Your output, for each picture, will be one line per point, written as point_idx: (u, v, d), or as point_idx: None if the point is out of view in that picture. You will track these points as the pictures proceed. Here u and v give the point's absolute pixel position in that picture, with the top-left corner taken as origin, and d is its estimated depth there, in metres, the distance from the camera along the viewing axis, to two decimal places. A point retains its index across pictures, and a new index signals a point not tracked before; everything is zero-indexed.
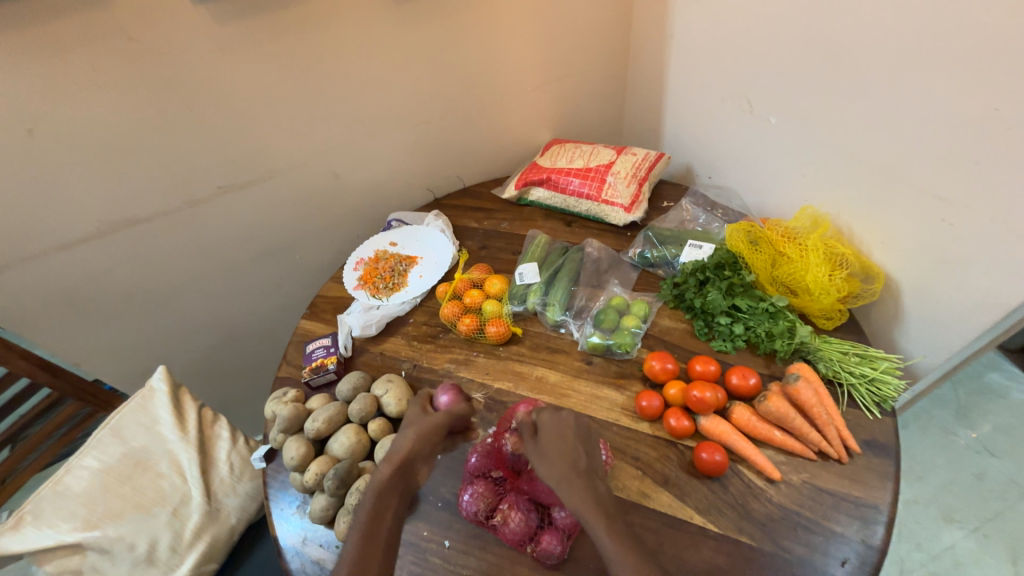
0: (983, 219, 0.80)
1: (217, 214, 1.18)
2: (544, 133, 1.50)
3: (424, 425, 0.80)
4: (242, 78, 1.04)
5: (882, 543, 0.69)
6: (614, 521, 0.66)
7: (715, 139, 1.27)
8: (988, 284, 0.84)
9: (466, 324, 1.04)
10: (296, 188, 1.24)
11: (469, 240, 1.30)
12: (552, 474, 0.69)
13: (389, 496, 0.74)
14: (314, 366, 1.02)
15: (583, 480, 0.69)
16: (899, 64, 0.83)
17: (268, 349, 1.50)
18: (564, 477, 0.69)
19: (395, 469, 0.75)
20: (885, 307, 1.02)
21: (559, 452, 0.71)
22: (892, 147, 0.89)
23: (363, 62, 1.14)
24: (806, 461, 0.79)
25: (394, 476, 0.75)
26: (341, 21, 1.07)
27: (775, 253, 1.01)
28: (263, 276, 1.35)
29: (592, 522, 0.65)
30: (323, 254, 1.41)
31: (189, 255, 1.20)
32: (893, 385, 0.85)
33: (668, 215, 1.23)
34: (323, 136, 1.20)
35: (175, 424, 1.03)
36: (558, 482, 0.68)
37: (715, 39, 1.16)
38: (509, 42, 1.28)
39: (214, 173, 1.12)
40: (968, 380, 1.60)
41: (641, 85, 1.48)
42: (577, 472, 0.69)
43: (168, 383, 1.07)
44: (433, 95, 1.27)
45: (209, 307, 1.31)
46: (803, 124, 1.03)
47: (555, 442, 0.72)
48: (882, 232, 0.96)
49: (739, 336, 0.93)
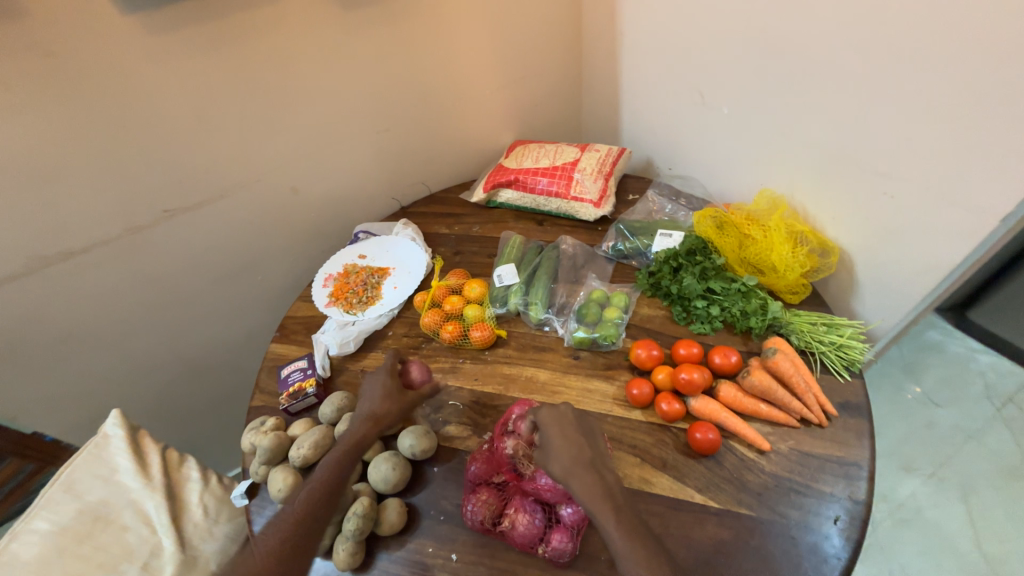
0: (919, 189, 0.88)
1: (165, 240, 1.09)
2: (505, 135, 1.50)
3: (382, 391, 0.88)
4: (183, 92, 0.97)
5: (867, 497, 0.74)
6: (625, 517, 0.67)
7: (672, 131, 1.33)
8: (928, 249, 0.91)
9: (449, 331, 1.02)
10: (252, 206, 1.18)
11: (442, 246, 1.28)
12: (557, 470, 0.71)
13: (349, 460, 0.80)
14: (291, 392, 0.97)
15: (587, 474, 0.70)
16: (836, 50, 0.90)
17: (235, 379, 1.41)
18: (568, 470, 0.70)
19: (362, 432, 0.83)
20: (841, 277, 1.09)
21: (563, 447, 0.73)
22: (835, 127, 0.96)
23: (315, 71, 1.10)
24: (791, 429, 0.83)
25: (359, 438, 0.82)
26: (288, 28, 1.02)
27: (740, 236, 1.06)
28: (224, 302, 1.27)
29: (601, 516, 0.67)
30: (288, 274, 1.34)
31: (138, 286, 1.11)
32: (859, 349, 0.91)
33: (636, 207, 1.26)
34: (278, 149, 1.14)
35: (137, 471, 0.95)
36: (564, 477, 0.70)
37: (663, 35, 1.21)
38: (463, 44, 1.28)
39: (161, 195, 1.04)
40: (911, 339, 1.75)
41: (595, 82, 1.51)
42: (578, 460, 0.72)
43: (124, 428, 0.99)
44: (391, 102, 1.25)
45: (163, 340, 1.21)
46: (752, 112, 1.09)
47: (559, 437, 0.74)
48: (833, 209, 1.03)
49: (716, 318, 0.97)
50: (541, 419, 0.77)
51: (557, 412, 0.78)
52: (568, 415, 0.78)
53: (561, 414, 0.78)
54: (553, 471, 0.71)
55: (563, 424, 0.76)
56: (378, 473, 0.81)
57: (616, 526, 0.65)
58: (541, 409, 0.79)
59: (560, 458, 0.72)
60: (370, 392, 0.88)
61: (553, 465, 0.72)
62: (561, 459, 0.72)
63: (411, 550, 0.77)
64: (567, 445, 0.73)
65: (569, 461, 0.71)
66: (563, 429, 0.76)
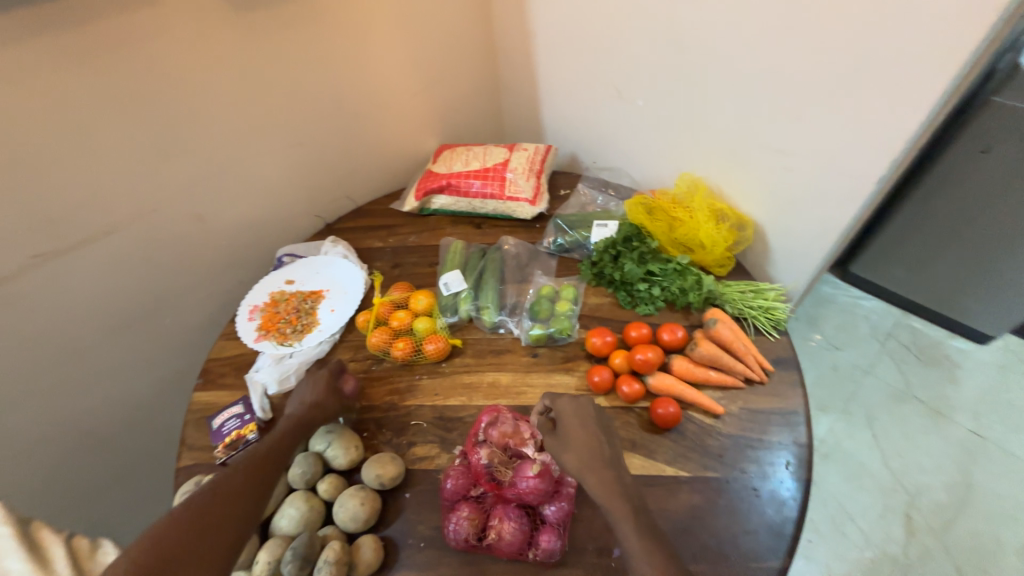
0: (812, 162, 1.00)
1: (38, 290, 0.92)
2: (429, 140, 1.47)
3: (319, 384, 0.88)
4: (43, 114, 0.82)
5: (808, 439, 0.83)
6: (641, 517, 0.65)
7: (592, 126, 1.38)
8: (824, 214, 1.04)
9: (400, 349, 0.97)
10: (149, 239, 1.03)
11: (379, 261, 1.22)
12: (573, 461, 0.71)
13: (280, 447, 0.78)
14: (228, 443, 0.88)
15: (606, 470, 0.70)
16: (730, 42, 0.99)
17: (151, 440, 1.23)
18: (587, 464, 0.70)
19: (298, 419, 0.83)
20: (756, 247, 1.21)
21: (581, 439, 0.73)
22: (737, 113, 1.06)
23: (209, 83, 0.99)
24: (738, 390, 0.90)
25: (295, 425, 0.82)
26: (171, 35, 0.91)
27: (668, 218, 1.13)
28: (127, 354, 1.09)
29: (614, 514, 0.65)
30: (204, 312, 1.20)
31: (8, 350, 0.92)
32: (782, 309, 1.01)
33: (569, 202, 1.30)
34: (174, 173, 1.01)
35: (36, 575, 0.76)
36: (580, 471, 0.69)
37: (574, 34, 1.26)
38: (376, 49, 1.23)
39: (26, 238, 0.87)
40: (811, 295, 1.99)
41: (513, 82, 1.53)
42: (597, 453, 0.71)
43: (11, 525, 0.79)
44: (303, 113, 1.16)
45: (50, 409, 1.02)
46: (663, 103, 1.17)
47: (578, 429, 0.74)
48: (743, 186, 1.14)
49: (658, 298, 1.02)
50: (558, 408, 0.78)
51: (577, 403, 0.78)
52: (588, 409, 0.77)
53: (581, 405, 0.78)
54: (570, 464, 0.70)
55: (584, 419, 0.76)
56: (346, 511, 0.75)
57: (629, 522, 0.64)
58: (562, 398, 0.79)
59: (580, 453, 0.71)
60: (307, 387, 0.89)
61: (568, 457, 0.71)
62: (580, 453, 0.71)
63: None
64: (586, 438, 0.73)
65: (588, 455, 0.71)
66: (582, 425, 0.75)
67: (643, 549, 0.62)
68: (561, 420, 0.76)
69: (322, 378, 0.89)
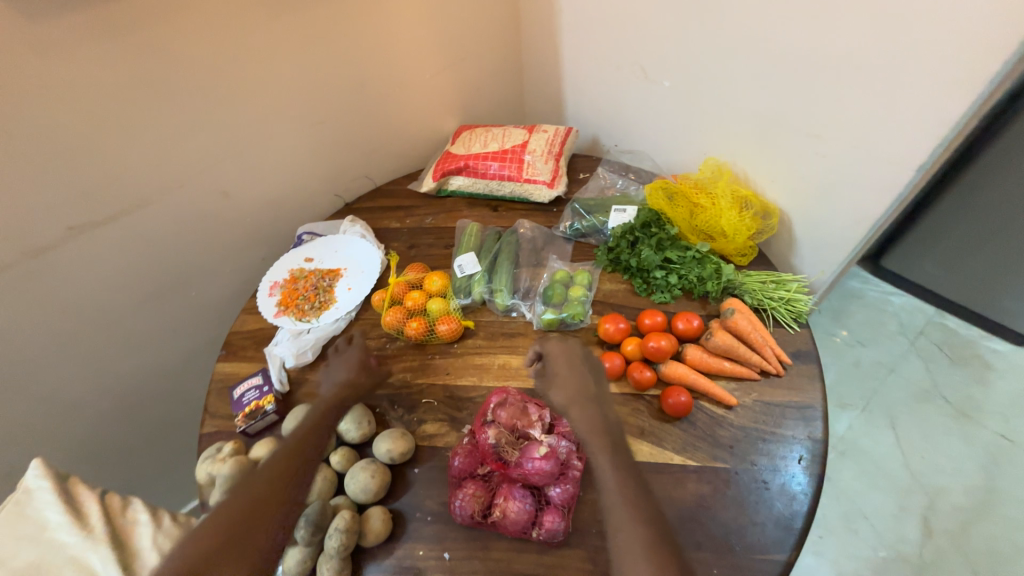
0: (847, 147, 0.95)
1: (74, 261, 0.96)
2: (449, 121, 1.46)
3: (353, 359, 0.92)
4: (76, 87, 0.85)
5: (823, 434, 0.81)
6: (618, 455, 0.73)
7: (616, 107, 1.35)
8: (856, 203, 0.99)
9: (413, 328, 0.98)
10: (176, 214, 1.06)
11: (396, 241, 1.22)
12: (561, 399, 0.81)
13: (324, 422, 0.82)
14: (248, 413, 0.89)
15: (587, 406, 0.80)
16: (765, 18, 0.94)
17: (178, 407, 1.29)
18: (569, 401, 0.81)
19: (339, 394, 0.86)
20: (781, 236, 1.16)
21: (567, 377, 0.84)
22: (768, 94, 1.01)
23: (233, 60, 1.00)
24: (753, 382, 0.88)
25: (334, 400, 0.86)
26: (197, 12, 0.92)
27: (690, 204, 1.10)
28: (155, 324, 1.14)
29: (592, 444, 0.74)
30: (227, 287, 1.23)
31: (46, 316, 0.97)
32: (804, 301, 0.98)
33: (588, 185, 1.27)
34: (200, 149, 1.03)
35: (73, 524, 0.84)
36: (566, 407, 0.80)
37: (601, 11, 1.21)
38: (398, 26, 1.21)
39: (63, 211, 0.91)
40: (838, 289, 1.92)
41: (535, 61, 1.50)
42: (580, 392, 0.82)
43: (50, 478, 0.87)
44: (325, 91, 1.16)
45: (85, 374, 1.07)
46: (691, 84, 1.13)
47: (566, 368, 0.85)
48: (770, 173, 1.10)
49: (675, 286, 1.00)
50: (549, 349, 0.89)
51: (565, 346, 0.89)
52: (576, 351, 0.88)
53: (570, 347, 0.89)
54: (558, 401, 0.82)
55: (572, 360, 0.86)
56: (356, 483, 0.77)
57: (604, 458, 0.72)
58: (553, 342, 0.90)
59: (569, 390, 0.82)
60: (340, 361, 0.92)
61: (555, 394, 0.82)
62: (568, 391, 0.82)
63: (399, 558, 0.74)
64: (571, 375, 0.84)
65: (577, 393, 0.81)
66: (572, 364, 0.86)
67: (614, 473, 0.70)
68: (551, 361, 0.87)
69: (353, 351, 0.93)
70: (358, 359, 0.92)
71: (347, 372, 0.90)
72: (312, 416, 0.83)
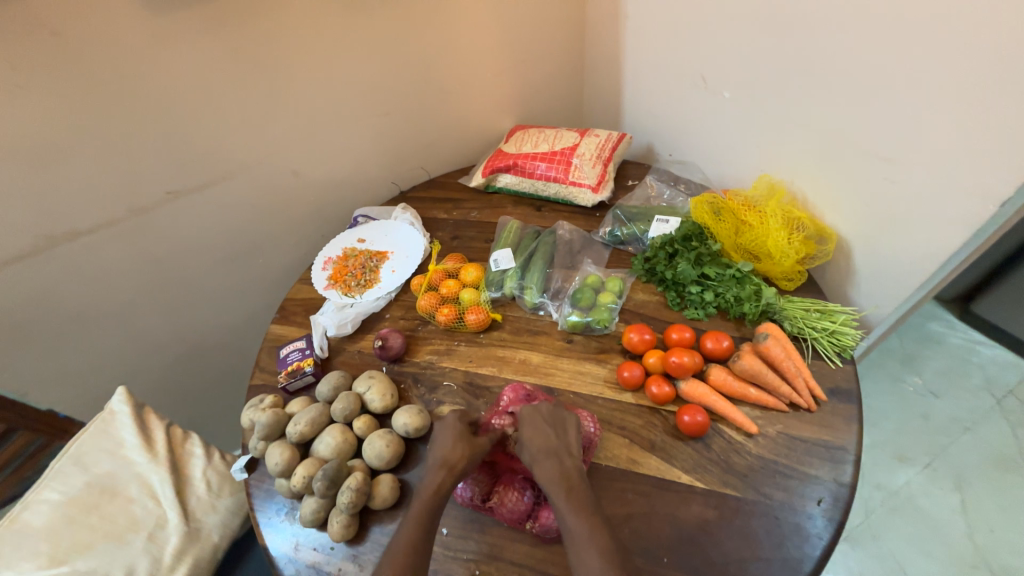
0: (921, 174, 0.87)
1: (167, 222, 1.11)
2: (506, 119, 1.50)
3: (457, 438, 0.77)
4: (186, 71, 0.98)
5: (852, 480, 0.75)
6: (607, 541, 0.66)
7: (673, 116, 1.32)
8: (927, 236, 0.91)
9: (444, 315, 1.03)
10: (253, 188, 1.19)
11: (441, 231, 1.29)
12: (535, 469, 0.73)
13: (436, 509, 0.71)
14: (290, 370, 0.99)
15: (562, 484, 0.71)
16: (839, 29, 0.88)
17: (237, 360, 1.44)
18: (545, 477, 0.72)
19: (449, 481, 0.73)
20: (838, 264, 1.09)
21: (540, 444, 0.75)
22: (837, 111, 0.95)
23: (315, 53, 1.10)
24: (780, 413, 0.84)
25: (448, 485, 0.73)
26: (288, 9, 1.02)
27: (737, 222, 1.06)
28: (226, 284, 1.29)
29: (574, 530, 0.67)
30: (289, 258, 1.36)
31: (142, 266, 1.13)
32: (851, 335, 0.91)
33: (634, 193, 1.26)
34: (278, 132, 1.15)
35: (142, 446, 0.98)
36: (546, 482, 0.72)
37: (667, 17, 1.19)
38: (465, 26, 1.27)
39: (163, 177, 1.06)
40: (911, 330, 1.74)
41: (597, 66, 1.50)
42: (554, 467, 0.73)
43: (130, 405, 1.02)
44: (393, 85, 1.24)
45: (167, 320, 1.23)
46: (753, 96, 1.08)
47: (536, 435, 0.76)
48: (833, 196, 1.03)
49: (709, 303, 0.97)
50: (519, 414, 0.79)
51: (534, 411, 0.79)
52: (542, 417, 0.78)
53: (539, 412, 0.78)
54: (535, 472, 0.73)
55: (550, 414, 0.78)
56: (372, 449, 0.83)
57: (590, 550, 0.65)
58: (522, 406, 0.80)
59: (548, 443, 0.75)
60: (442, 437, 0.78)
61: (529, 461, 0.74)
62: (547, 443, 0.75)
63: None
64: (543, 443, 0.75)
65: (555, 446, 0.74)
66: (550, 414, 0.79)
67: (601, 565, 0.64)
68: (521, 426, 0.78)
69: (451, 423, 0.79)
70: (460, 432, 0.78)
71: (456, 455, 0.75)
72: (422, 501, 0.71)
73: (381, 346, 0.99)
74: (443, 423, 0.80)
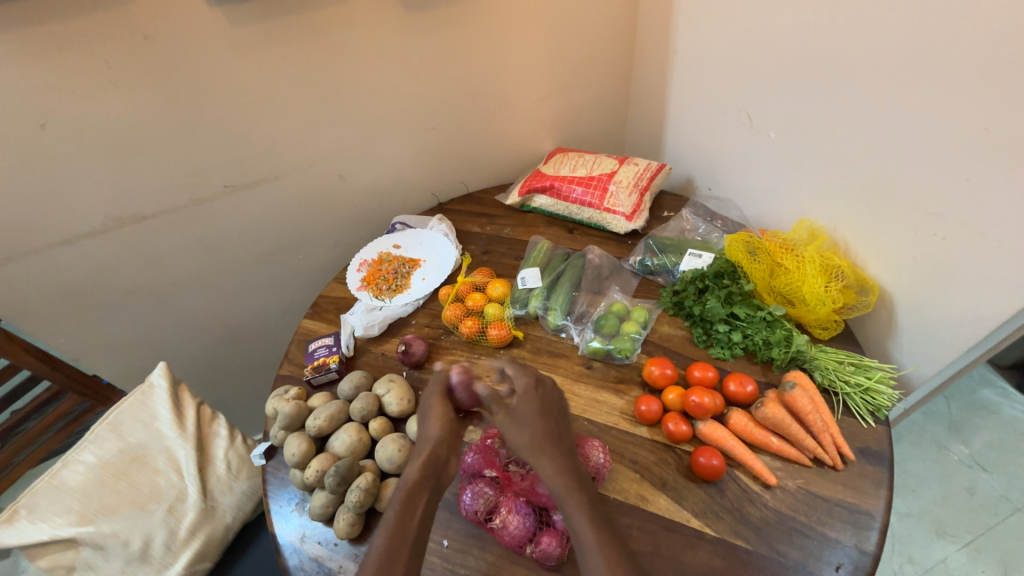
0: (974, 235, 0.83)
1: (222, 213, 1.19)
2: (548, 141, 1.53)
3: (439, 414, 0.80)
4: (254, 78, 1.05)
5: (876, 549, 0.70)
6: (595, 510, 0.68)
7: (716, 150, 1.31)
8: (979, 298, 0.86)
9: (468, 326, 1.05)
10: (302, 189, 1.26)
11: (473, 244, 1.32)
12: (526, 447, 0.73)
13: (418, 493, 0.72)
14: (316, 365, 1.03)
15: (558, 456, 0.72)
16: (895, 79, 0.86)
17: (268, 348, 1.51)
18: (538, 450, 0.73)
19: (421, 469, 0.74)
20: (879, 317, 1.04)
21: (540, 423, 0.75)
22: (887, 161, 0.92)
23: (373, 67, 1.16)
24: (802, 467, 0.80)
25: (431, 467, 0.75)
26: (353, 26, 1.09)
27: (773, 264, 1.04)
28: (268, 276, 1.36)
29: (568, 502, 0.68)
30: (328, 257, 1.42)
31: (194, 252, 1.21)
32: (887, 395, 0.87)
33: (668, 225, 1.26)
34: (331, 138, 1.21)
35: (174, 421, 1.03)
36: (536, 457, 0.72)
37: (717, 54, 1.20)
38: (517, 50, 1.31)
39: (223, 173, 1.14)
40: (961, 395, 1.63)
41: (643, 95, 1.51)
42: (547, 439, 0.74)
43: (168, 379, 1.08)
44: (442, 102, 1.30)
45: (210, 304, 1.31)
46: (801, 140, 1.07)
47: (536, 413, 0.76)
48: (878, 246, 0.99)
49: (737, 344, 0.95)
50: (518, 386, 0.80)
51: (540, 393, 0.79)
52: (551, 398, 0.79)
53: (545, 395, 0.79)
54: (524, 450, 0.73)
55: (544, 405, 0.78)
56: (385, 452, 0.85)
57: (581, 516, 0.67)
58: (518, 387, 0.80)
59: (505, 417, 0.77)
60: (427, 414, 0.81)
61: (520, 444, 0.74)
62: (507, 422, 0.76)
63: None
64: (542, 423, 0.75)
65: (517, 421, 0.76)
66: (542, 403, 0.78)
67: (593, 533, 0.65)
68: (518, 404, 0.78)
69: (436, 400, 0.82)
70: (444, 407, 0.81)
71: (435, 432, 0.79)
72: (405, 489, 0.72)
73: (404, 351, 1.01)
74: (428, 401, 0.83)
